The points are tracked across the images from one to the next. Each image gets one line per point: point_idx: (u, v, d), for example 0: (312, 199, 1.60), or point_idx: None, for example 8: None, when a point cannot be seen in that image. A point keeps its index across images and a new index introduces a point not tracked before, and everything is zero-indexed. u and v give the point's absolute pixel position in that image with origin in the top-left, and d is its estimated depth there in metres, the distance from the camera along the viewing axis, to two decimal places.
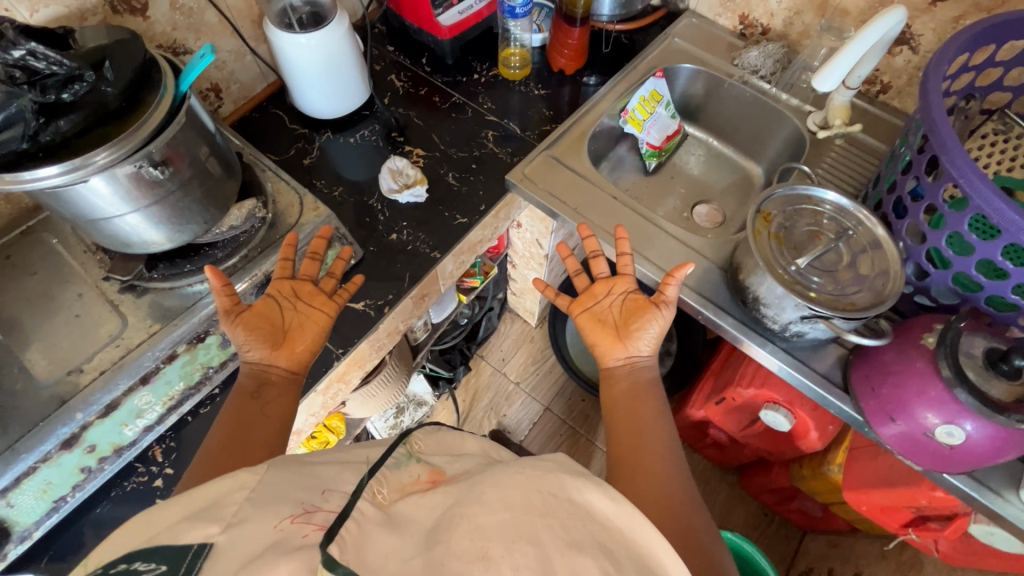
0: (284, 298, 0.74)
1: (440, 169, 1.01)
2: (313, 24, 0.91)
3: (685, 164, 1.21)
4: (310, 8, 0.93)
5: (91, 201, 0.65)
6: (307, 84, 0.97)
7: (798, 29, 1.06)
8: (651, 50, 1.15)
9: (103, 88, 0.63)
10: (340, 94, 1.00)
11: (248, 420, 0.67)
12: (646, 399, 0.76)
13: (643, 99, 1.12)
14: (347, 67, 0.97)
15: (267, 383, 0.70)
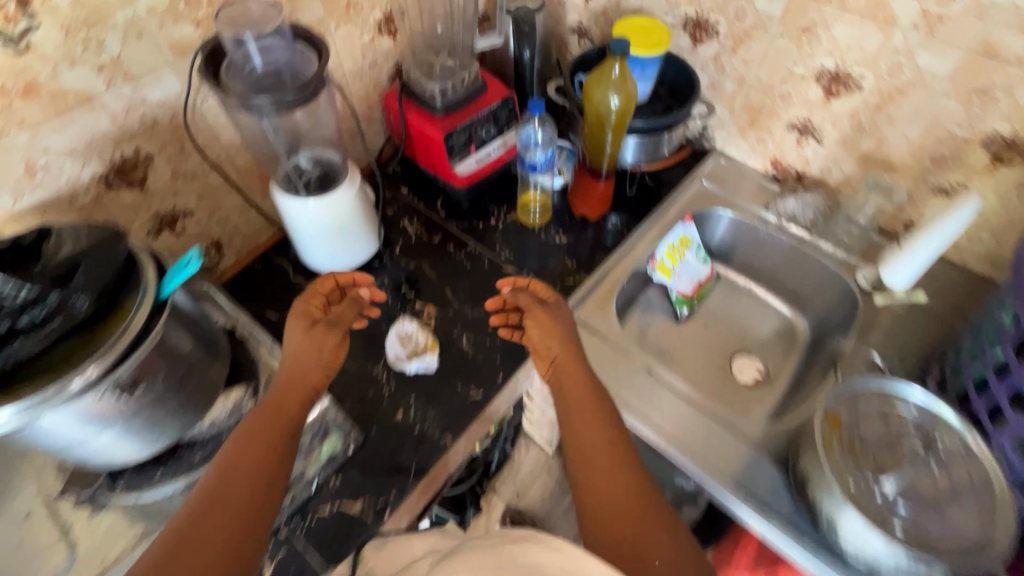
0: (301, 349, 0.73)
1: (453, 331, 0.92)
2: (323, 186, 0.86)
3: (719, 309, 1.11)
4: (320, 169, 0.88)
5: (49, 432, 0.56)
6: (314, 244, 0.90)
7: (837, 177, 1.00)
8: (681, 193, 1.09)
9: (73, 302, 0.55)
10: (348, 251, 0.94)
11: (231, 480, 0.58)
12: (579, 412, 0.67)
13: (671, 246, 1.06)
14: (356, 225, 0.91)
15: (265, 423, 0.64)
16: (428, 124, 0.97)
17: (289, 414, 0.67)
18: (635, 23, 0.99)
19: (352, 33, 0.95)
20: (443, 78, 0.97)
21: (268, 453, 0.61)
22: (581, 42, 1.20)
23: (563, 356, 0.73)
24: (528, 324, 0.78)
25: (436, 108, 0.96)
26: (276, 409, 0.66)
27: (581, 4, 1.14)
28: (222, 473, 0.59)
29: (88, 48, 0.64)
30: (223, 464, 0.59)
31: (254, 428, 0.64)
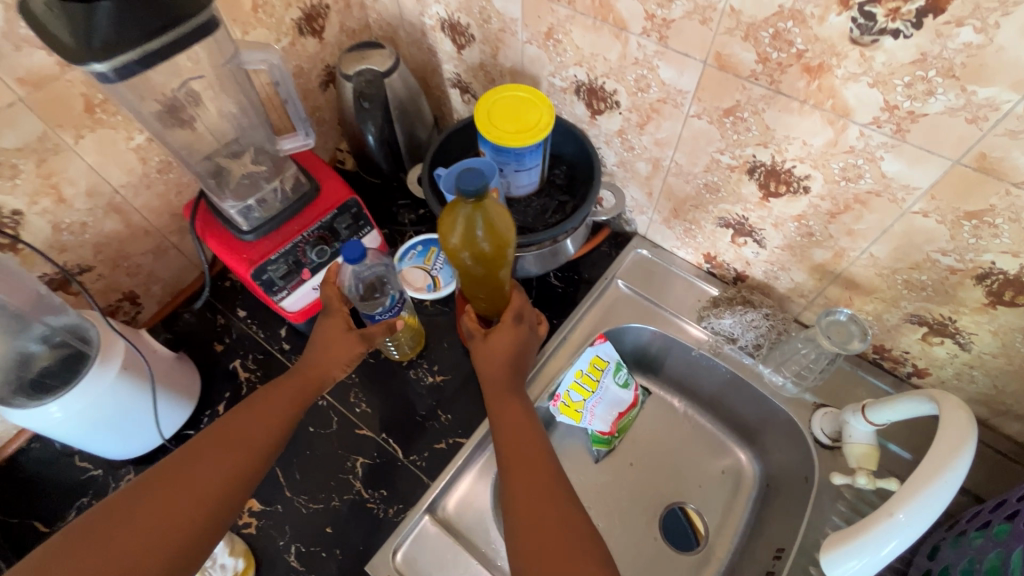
0: (330, 345, 0.64)
1: (279, 539, 0.69)
2: (58, 381, 0.61)
3: (651, 439, 0.87)
4: (62, 349, 0.63)
5: None
6: (85, 443, 0.66)
7: (786, 284, 0.76)
8: (591, 301, 0.85)
9: None
10: (137, 438, 0.70)
11: (238, 422, 0.58)
12: (514, 417, 0.62)
13: (581, 374, 0.81)
14: (134, 414, 0.67)
15: (274, 401, 0.60)
16: (233, 255, 0.71)
17: (300, 403, 0.62)
18: (509, 94, 0.73)
19: (110, 138, 0.68)
20: (248, 191, 0.72)
21: (257, 445, 0.57)
22: (464, 97, 0.94)
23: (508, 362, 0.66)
24: (490, 337, 0.67)
25: (241, 233, 0.71)
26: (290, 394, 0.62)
27: (453, 54, 0.87)
28: (200, 452, 0.55)
29: None
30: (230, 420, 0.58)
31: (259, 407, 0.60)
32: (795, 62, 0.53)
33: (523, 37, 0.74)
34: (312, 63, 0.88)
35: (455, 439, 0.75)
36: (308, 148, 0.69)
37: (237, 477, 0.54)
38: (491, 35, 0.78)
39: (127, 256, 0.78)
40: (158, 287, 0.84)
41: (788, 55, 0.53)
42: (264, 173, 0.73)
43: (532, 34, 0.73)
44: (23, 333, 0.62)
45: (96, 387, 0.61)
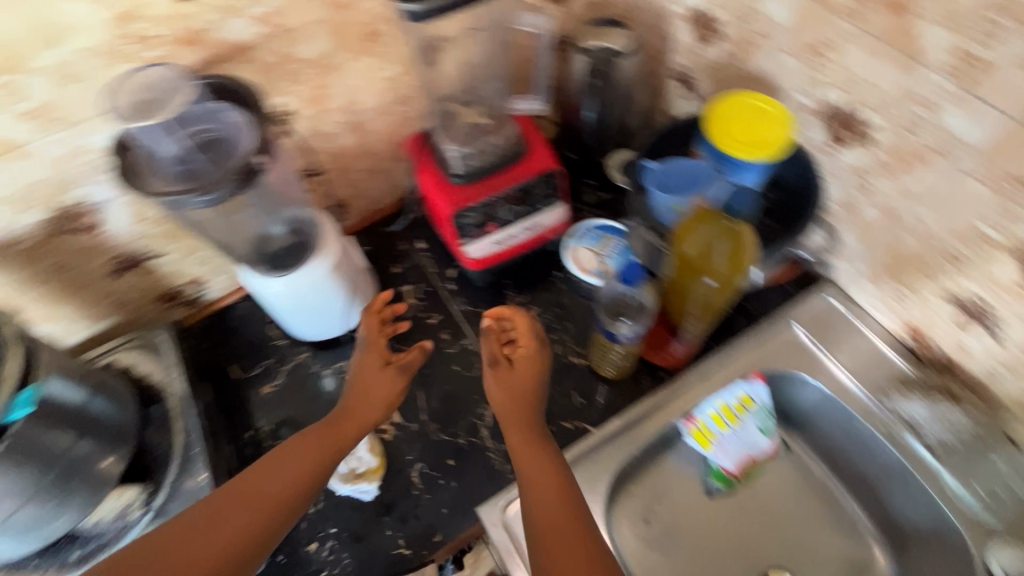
0: (370, 387, 0.66)
1: (407, 455, 0.76)
2: (289, 262, 0.71)
3: (776, 498, 0.81)
4: (293, 239, 0.73)
5: None
6: (284, 317, 0.77)
7: (1008, 390, 0.65)
8: (759, 336, 0.79)
9: None
10: (321, 325, 0.80)
11: (268, 472, 0.57)
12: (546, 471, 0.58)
13: (723, 407, 0.76)
14: (328, 305, 0.77)
15: (300, 455, 0.59)
16: (438, 194, 0.77)
17: (359, 426, 0.63)
18: (750, 102, 0.68)
19: (372, 65, 0.77)
20: (469, 140, 0.77)
21: (302, 476, 0.58)
22: (683, 92, 0.91)
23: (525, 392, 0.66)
24: (509, 368, 0.67)
25: (452, 176, 0.76)
26: (328, 431, 0.62)
27: (690, 47, 0.84)
28: (242, 494, 0.55)
29: (6, 94, 0.54)
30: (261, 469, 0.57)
31: (312, 441, 0.61)
32: None
33: (782, 45, 0.69)
34: None
35: (582, 424, 0.77)
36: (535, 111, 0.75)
37: (257, 526, 0.54)
38: (745, 36, 0.74)
39: (349, 171, 0.88)
40: (362, 203, 0.95)
41: None
42: (488, 126, 0.78)
43: (794, 44, 0.68)
44: (273, 216, 0.73)
45: (313, 272, 0.71)
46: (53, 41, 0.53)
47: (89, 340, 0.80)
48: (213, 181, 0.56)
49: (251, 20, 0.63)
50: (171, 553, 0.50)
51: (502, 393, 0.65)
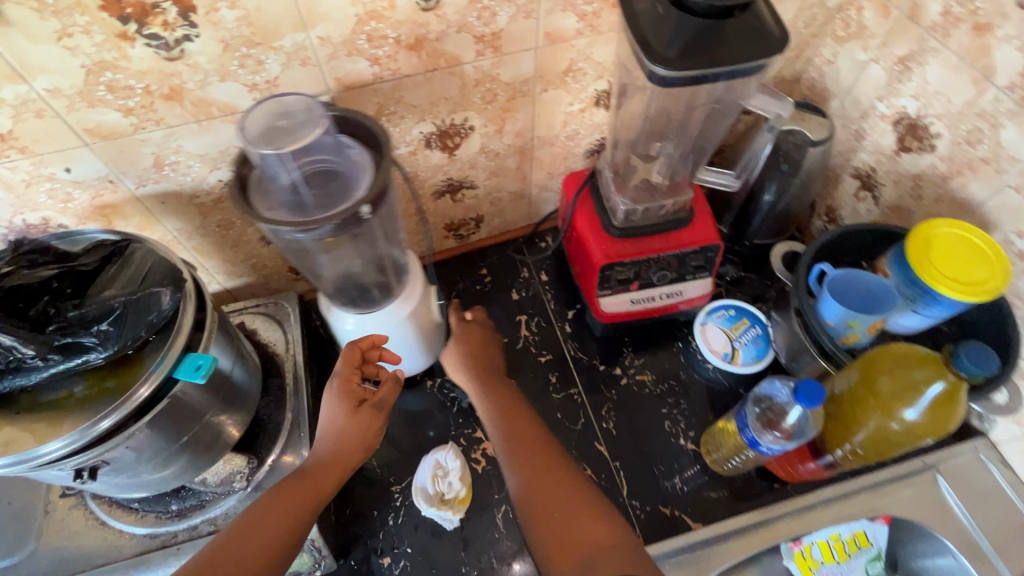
0: (342, 432, 0.64)
1: (495, 492, 0.74)
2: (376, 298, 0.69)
3: None
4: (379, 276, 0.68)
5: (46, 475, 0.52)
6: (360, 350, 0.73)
7: None
8: (893, 476, 0.72)
9: (117, 351, 0.50)
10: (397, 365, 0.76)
11: (265, 516, 0.55)
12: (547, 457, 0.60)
13: (837, 540, 0.70)
14: (408, 347, 0.74)
15: (291, 498, 0.57)
16: (595, 241, 0.75)
17: (340, 474, 0.62)
18: (958, 230, 0.62)
19: (560, 99, 0.75)
20: (642, 196, 0.74)
21: (285, 529, 0.54)
22: (859, 192, 0.85)
23: (507, 402, 0.68)
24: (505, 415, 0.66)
25: (611, 227, 0.74)
26: (301, 491, 0.59)
27: (886, 150, 0.79)
28: (247, 530, 0.53)
29: (243, 65, 0.56)
30: (255, 517, 0.55)
31: (284, 501, 0.57)
32: None
33: (1013, 181, 0.63)
34: None
35: (679, 512, 0.73)
36: (732, 189, 0.76)
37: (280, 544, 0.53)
38: (964, 158, 0.68)
39: (499, 191, 0.87)
40: (497, 221, 0.94)
41: None
42: (662, 188, 0.75)
43: None
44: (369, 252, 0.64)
45: (393, 315, 0.68)
46: (302, 27, 0.55)
47: (223, 294, 0.83)
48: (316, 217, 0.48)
49: (473, 38, 0.63)
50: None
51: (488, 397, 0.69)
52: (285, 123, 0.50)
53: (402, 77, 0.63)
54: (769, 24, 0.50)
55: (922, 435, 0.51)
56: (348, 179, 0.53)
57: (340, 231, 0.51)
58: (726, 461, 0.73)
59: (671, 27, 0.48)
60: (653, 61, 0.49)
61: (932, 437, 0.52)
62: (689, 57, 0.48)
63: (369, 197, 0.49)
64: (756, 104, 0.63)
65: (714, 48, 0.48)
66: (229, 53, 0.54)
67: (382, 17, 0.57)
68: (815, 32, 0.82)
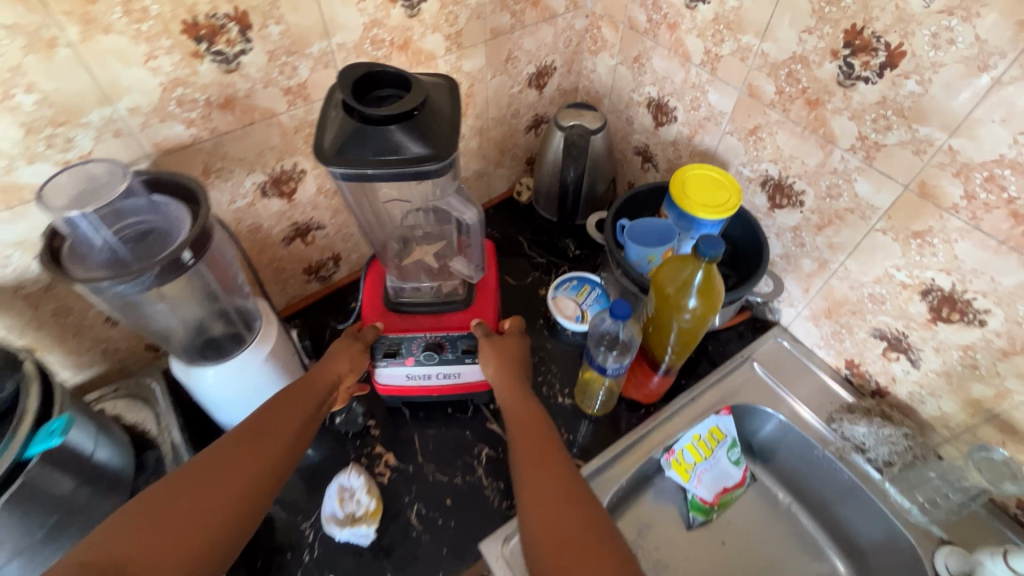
0: (334, 360, 0.74)
1: (405, 496, 0.77)
2: (230, 348, 0.70)
3: (747, 525, 0.88)
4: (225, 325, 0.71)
5: None
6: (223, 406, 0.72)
7: (931, 410, 0.76)
8: (724, 374, 0.89)
9: None
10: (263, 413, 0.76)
11: (271, 419, 0.64)
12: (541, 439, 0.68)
13: (699, 438, 0.85)
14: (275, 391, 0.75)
15: (285, 412, 0.66)
16: (371, 313, 0.82)
17: (302, 416, 0.67)
18: (702, 171, 0.83)
19: None
20: (412, 274, 0.83)
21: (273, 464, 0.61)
22: (644, 165, 1.06)
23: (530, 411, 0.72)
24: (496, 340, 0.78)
25: (389, 301, 0.82)
26: (298, 397, 0.68)
27: (649, 127, 1.00)
28: (238, 452, 0.59)
29: (52, 145, 0.58)
30: (262, 420, 0.64)
31: (285, 405, 0.67)
32: (1003, 206, 0.58)
33: (727, 128, 0.85)
34: (527, 109, 1.05)
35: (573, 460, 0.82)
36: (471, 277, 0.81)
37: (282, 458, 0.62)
38: (696, 120, 0.90)
39: (348, 226, 0.95)
40: (355, 256, 1.01)
41: (998, 198, 0.58)
42: (434, 271, 0.83)
43: (736, 128, 0.83)
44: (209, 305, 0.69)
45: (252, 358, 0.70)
46: (106, 100, 0.59)
47: (74, 390, 0.78)
48: (136, 269, 0.52)
49: (282, 91, 0.71)
50: (146, 529, 0.50)
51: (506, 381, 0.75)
52: (88, 188, 0.51)
53: (221, 134, 0.69)
54: (448, 126, 0.58)
55: (704, 317, 0.66)
56: (158, 238, 0.56)
57: (165, 281, 0.54)
58: (596, 401, 0.86)
59: (352, 133, 0.54)
60: (335, 166, 0.54)
61: (715, 314, 0.66)
62: (367, 160, 0.54)
63: (189, 243, 0.54)
64: (446, 207, 0.72)
65: (394, 147, 0.54)
66: (34, 136, 0.56)
67: (187, 83, 0.63)
68: (575, 50, 1.02)
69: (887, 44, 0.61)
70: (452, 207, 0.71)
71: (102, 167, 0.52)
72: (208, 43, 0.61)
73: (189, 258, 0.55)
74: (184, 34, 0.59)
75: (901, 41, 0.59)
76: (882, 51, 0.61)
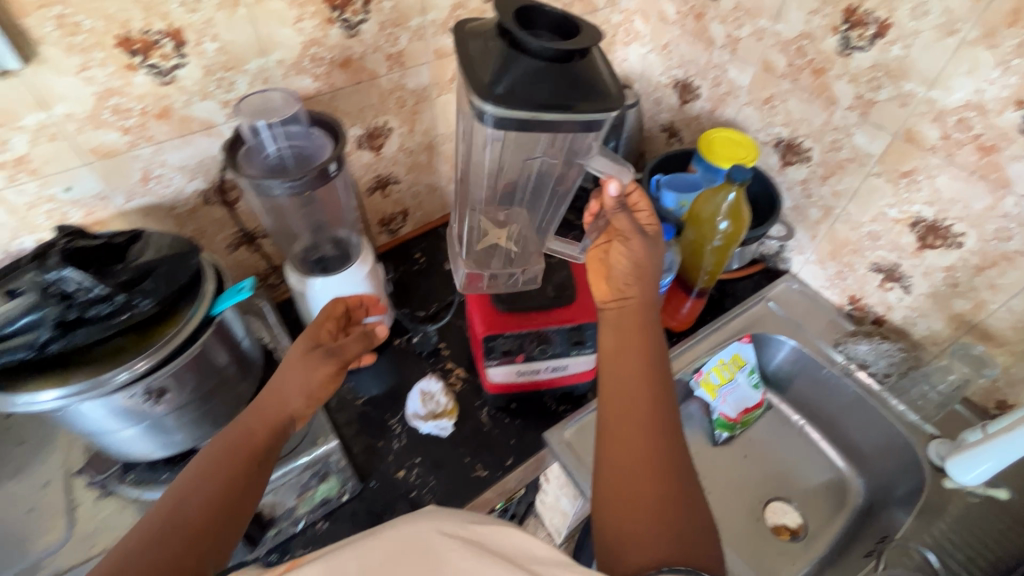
0: (296, 366, 0.64)
1: (476, 400, 0.90)
2: (336, 265, 0.85)
3: (765, 441, 1.02)
4: (336, 246, 0.87)
5: (90, 421, 0.62)
6: None
7: (922, 330, 0.90)
8: (743, 310, 1.04)
9: (141, 301, 0.60)
10: None
11: (212, 456, 0.55)
12: (627, 431, 0.57)
13: (722, 362, 0.99)
14: None
15: (222, 453, 0.56)
16: (478, 310, 0.81)
17: (256, 448, 0.58)
18: (725, 134, 0.98)
19: (451, 101, 1.01)
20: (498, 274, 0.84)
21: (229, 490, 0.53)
22: (669, 140, 1.22)
23: (635, 368, 0.61)
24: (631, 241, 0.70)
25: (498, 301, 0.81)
26: (247, 428, 0.59)
27: (675, 105, 1.16)
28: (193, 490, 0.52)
29: (220, 86, 0.73)
30: (212, 458, 0.55)
31: (232, 439, 0.58)
32: (971, 142, 0.74)
33: (744, 100, 1.01)
34: None
35: None
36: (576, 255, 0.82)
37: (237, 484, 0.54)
38: (717, 95, 1.06)
39: (418, 183, 1.10)
40: (420, 213, 1.15)
41: (967, 136, 0.74)
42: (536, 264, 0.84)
43: (752, 98, 0.99)
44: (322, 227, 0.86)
45: (354, 274, 0.83)
46: (263, 53, 0.74)
47: None
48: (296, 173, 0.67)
49: (385, 56, 0.87)
50: None
51: (615, 333, 0.66)
52: (266, 108, 0.67)
53: (336, 89, 0.85)
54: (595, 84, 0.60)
55: (735, 235, 0.81)
56: (307, 156, 0.71)
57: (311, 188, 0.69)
58: None
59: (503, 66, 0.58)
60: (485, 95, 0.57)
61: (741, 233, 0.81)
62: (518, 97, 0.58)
63: (335, 157, 0.68)
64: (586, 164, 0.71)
65: (545, 86, 0.58)
66: (209, 77, 0.72)
67: (320, 43, 0.78)
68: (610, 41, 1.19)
69: (877, 18, 0.77)
70: (600, 166, 0.70)
71: (278, 96, 0.70)
72: (339, 11, 0.77)
73: (332, 170, 0.70)
74: (325, 4, 0.75)
75: (888, 15, 0.76)
76: (873, 24, 0.78)
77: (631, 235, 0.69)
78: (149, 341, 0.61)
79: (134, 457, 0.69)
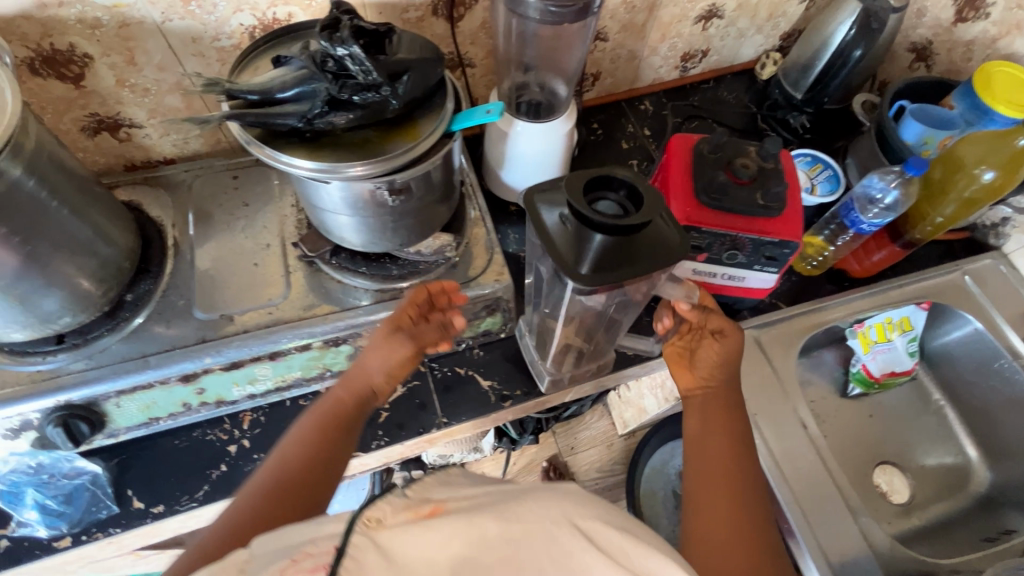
0: (379, 353, 0.66)
1: None
2: (543, 114, 0.82)
3: (896, 408, 0.99)
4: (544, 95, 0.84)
5: (321, 197, 0.67)
6: (520, 163, 0.86)
7: None
8: (934, 275, 0.95)
9: (394, 102, 0.61)
10: (537, 179, 0.88)
11: (300, 432, 0.62)
12: (723, 515, 0.59)
13: (889, 321, 0.94)
14: (557, 164, 0.87)
15: (308, 430, 0.63)
16: (676, 197, 0.78)
17: (343, 424, 0.64)
18: (1006, 70, 0.81)
19: None
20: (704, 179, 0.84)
21: (314, 459, 0.60)
22: (913, 64, 1.04)
23: (724, 461, 0.63)
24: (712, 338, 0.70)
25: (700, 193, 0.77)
26: (334, 410, 0.64)
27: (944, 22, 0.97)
28: (291, 460, 0.59)
29: None
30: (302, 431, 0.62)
31: (319, 415, 0.64)
32: None
33: None
34: None
35: (775, 300, 0.91)
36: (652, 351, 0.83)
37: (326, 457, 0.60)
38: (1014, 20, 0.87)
39: (622, 47, 1.01)
40: (608, 81, 1.08)
41: None
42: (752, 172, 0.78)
43: None
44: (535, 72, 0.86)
45: (559, 128, 0.81)
46: None
47: None
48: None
49: None
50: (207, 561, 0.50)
51: (701, 423, 0.67)
52: None
53: None
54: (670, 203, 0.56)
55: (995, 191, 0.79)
56: None
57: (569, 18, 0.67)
58: (813, 261, 0.92)
59: (581, 246, 0.55)
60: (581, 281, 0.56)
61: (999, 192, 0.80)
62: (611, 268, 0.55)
63: None
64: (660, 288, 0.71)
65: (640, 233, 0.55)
66: None
67: None
68: None
69: None
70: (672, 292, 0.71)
71: None
72: None
73: (594, 4, 0.66)
74: None
75: None
76: None
77: (728, 333, 0.70)
78: (390, 144, 0.63)
79: (343, 243, 0.76)
